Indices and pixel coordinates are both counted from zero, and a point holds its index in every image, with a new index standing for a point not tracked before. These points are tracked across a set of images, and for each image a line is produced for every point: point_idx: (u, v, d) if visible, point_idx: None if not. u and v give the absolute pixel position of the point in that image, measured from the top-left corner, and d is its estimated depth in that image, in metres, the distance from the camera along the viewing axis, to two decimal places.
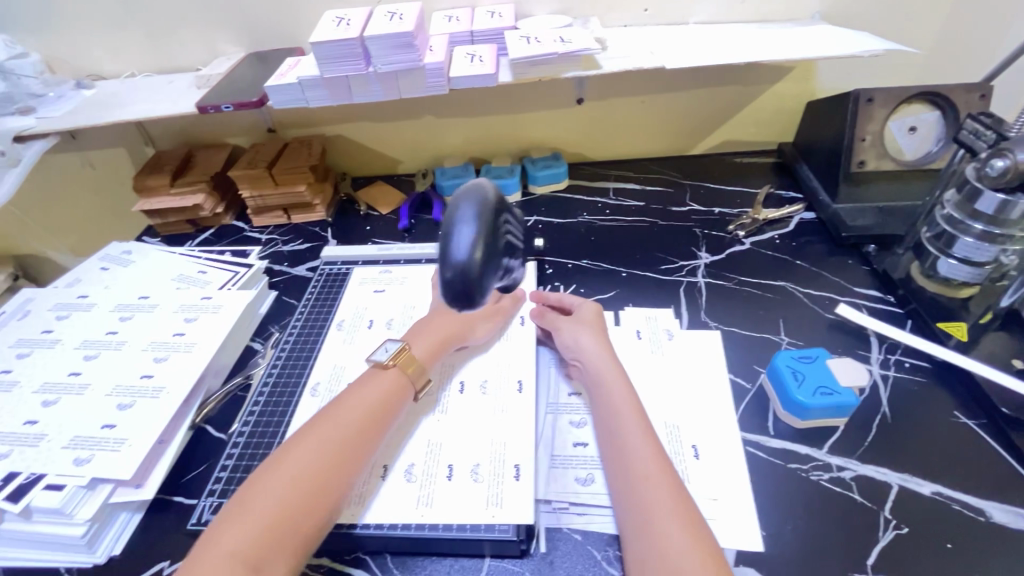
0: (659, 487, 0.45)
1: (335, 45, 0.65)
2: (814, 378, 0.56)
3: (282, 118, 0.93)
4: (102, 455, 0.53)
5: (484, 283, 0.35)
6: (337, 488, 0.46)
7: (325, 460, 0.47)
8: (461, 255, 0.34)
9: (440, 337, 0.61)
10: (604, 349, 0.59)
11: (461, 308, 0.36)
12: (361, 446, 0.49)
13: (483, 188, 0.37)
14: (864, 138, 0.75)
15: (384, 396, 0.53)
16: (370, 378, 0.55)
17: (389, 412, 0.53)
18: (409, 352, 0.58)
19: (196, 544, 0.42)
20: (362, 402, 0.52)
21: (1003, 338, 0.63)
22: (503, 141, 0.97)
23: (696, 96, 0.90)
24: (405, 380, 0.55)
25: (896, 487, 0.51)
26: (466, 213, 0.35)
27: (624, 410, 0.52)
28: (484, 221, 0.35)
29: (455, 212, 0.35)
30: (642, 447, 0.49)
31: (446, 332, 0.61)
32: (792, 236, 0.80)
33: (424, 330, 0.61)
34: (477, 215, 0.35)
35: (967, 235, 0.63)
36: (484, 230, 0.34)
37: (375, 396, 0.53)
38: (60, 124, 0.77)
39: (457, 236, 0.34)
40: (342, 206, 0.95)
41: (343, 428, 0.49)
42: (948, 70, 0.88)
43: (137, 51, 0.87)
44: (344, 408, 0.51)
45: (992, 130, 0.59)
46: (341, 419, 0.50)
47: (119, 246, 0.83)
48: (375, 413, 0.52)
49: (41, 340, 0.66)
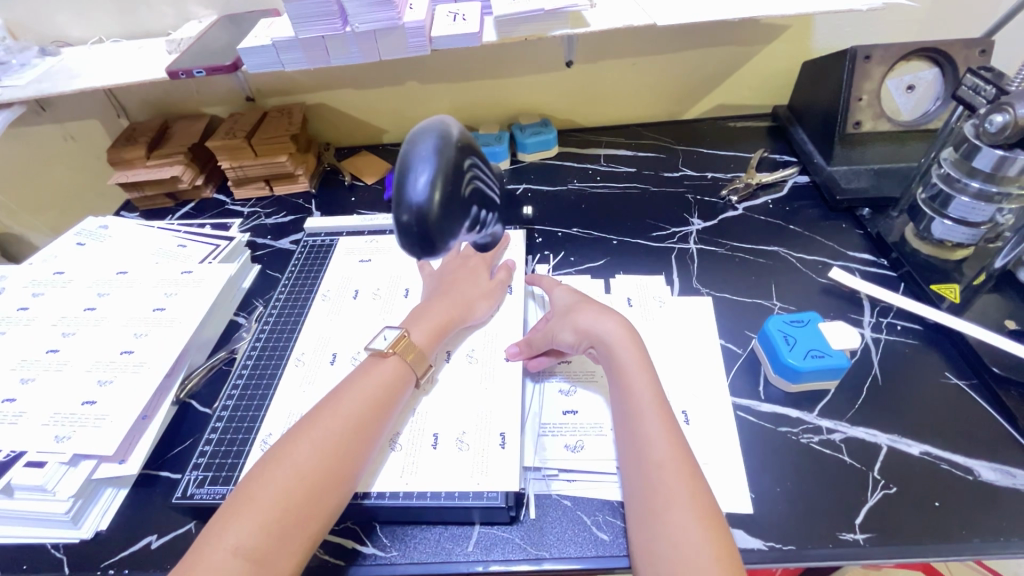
0: (676, 477, 0.43)
1: (310, 4, 0.61)
2: (805, 342, 0.56)
3: (261, 85, 0.89)
4: (83, 431, 0.52)
5: (442, 228, 0.37)
6: (343, 477, 0.44)
7: (328, 450, 0.45)
8: (419, 198, 0.36)
9: (440, 320, 0.58)
10: (616, 319, 0.55)
11: (422, 253, 0.38)
12: (365, 435, 0.47)
13: (446, 126, 0.38)
14: (860, 97, 0.73)
15: (386, 385, 0.50)
16: (369, 367, 0.52)
17: (391, 400, 0.50)
18: (409, 337, 0.55)
19: (197, 541, 0.40)
20: (362, 391, 0.49)
21: (996, 299, 0.62)
22: (490, 107, 0.94)
23: (688, 57, 0.88)
24: (406, 368, 0.52)
25: (886, 448, 0.51)
26: (422, 155, 0.36)
27: (648, 402, 0.48)
28: (441, 161, 0.36)
29: (412, 152, 0.37)
30: (650, 414, 0.47)
31: (444, 310, 0.58)
32: (785, 201, 0.79)
33: (422, 313, 0.58)
34: (435, 154, 0.36)
35: (963, 194, 0.62)
36: (441, 172, 0.36)
37: (377, 384, 0.50)
38: (23, 93, 0.74)
39: (413, 177, 0.36)
40: (326, 177, 0.92)
41: (346, 417, 0.47)
42: (948, 26, 0.85)
43: (103, 15, 0.82)
44: (344, 397, 0.49)
45: (993, 84, 0.57)
46: (341, 409, 0.48)
47: (95, 219, 0.80)
48: (377, 402, 0.49)
49: (17, 316, 0.65)
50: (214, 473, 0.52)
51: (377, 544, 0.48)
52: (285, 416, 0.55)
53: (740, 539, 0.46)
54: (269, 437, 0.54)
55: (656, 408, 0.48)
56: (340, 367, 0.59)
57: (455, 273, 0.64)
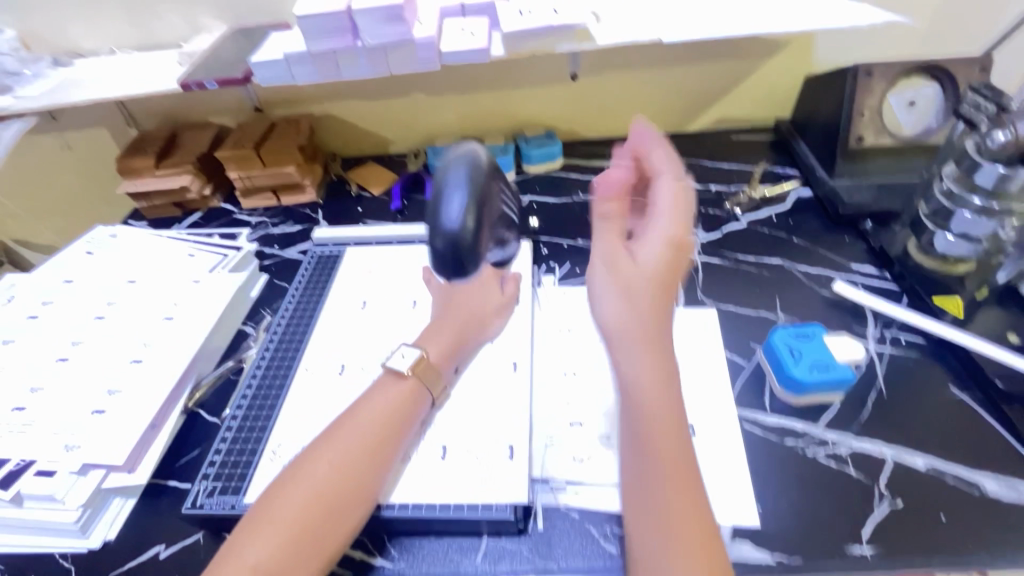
0: (678, 550, 0.40)
1: (322, 18, 0.63)
2: (811, 354, 0.56)
3: (269, 96, 0.91)
4: (93, 440, 0.52)
5: (472, 247, 0.43)
6: (358, 497, 0.45)
7: (344, 469, 0.45)
8: (454, 221, 0.42)
9: (456, 338, 0.57)
10: (615, 291, 0.48)
11: (453, 268, 0.44)
12: (381, 452, 0.48)
13: (474, 155, 0.45)
14: (862, 112, 0.74)
15: (401, 405, 0.50)
16: (384, 386, 0.52)
17: (406, 418, 0.50)
18: (428, 356, 0.54)
19: (216, 556, 0.41)
20: (377, 410, 0.49)
21: (998, 313, 0.63)
22: (496, 119, 0.95)
23: (692, 71, 0.89)
24: (422, 390, 0.52)
25: (891, 461, 0.52)
26: (456, 184, 0.43)
27: (662, 455, 0.44)
28: (471, 189, 0.43)
29: (448, 181, 0.43)
30: (661, 469, 0.43)
31: (459, 326, 0.57)
32: (788, 214, 0.79)
33: (438, 329, 0.57)
34: (466, 182, 0.43)
35: (965, 209, 0.63)
36: (473, 199, 0.42)
37: (393, 403, 0.50)
38: (36, 103, 0.75)
39: (449, 204, 0.42)
40: (333, 187, 0.93)
41: (362, 436, 0.47)
42: (949, 42, 0.86)
43: (116, 27, 0.83)
44: (358, 415, 0.49)
45: (993, 102, 0.58)
46: (357, 427, 0.48)
47: (105, 228, 0.80)
48: (393, 420, 0.49)
49: (27, 325, 0.65)
50: (223, 484, 0.52)
51: (386, 555, 0.48)
52: (294, 426, 0.56)
53: (748, 552, 0.46)
54: (278, 447, 0.54)
55: (663, 421, 0.45)
56: (348, 378, 0.60)
57: None
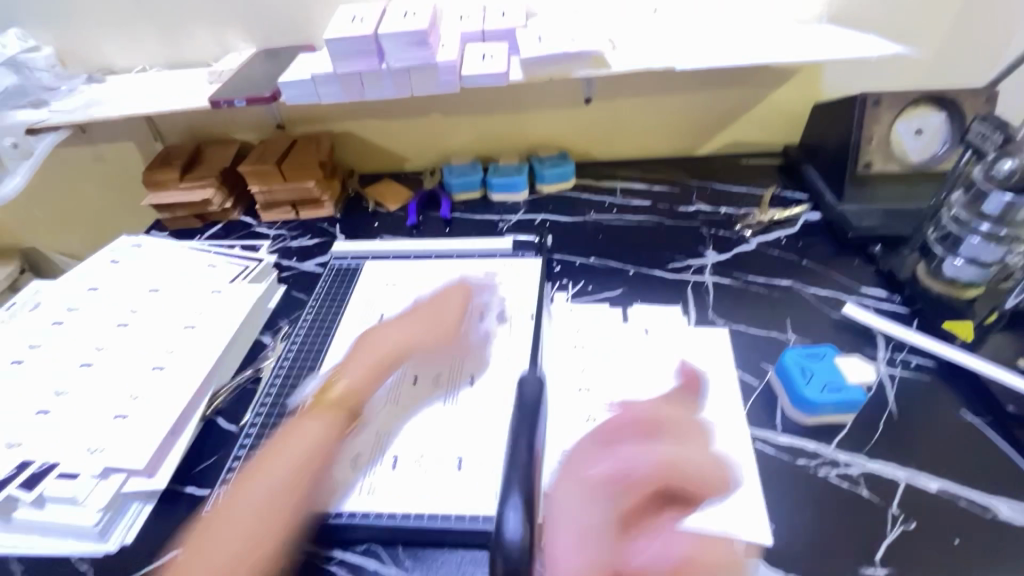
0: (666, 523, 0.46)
1: (350, 42, 0.66)
2: (823, 375, 0.57)
3: (293, 114, 0.94)
4: (114, 445, 0.54)
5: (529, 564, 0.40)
6: (266, 536, 0.45)
7: (248, 527, 0.45)
8: (512, 534, 0.41)
9: (369, 363, 0.59)
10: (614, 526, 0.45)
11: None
12: (291, 489, 0.48)
13: (506, 491, 0.44)
14: (870, 139, 0.76)
15: (313, 440, 0.52)
16: (297, 423, 0.53)
17: (316, 451, 0.51)
18: (335, 391, 0.56)
19: None
20: (290, 447, 0.51)
21: (1008, 338, 0.63)
22: (512, 140, 0.97)
23: (701, 97, 0.92)
24: (335, 422, 0.54)
25: (903, 482, 0.52)
26: (512, 501, 0.43)
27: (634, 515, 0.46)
28: (525, 507, 0.43)
29: (505, 501, 0.43)
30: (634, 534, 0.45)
31: (377, 357, 0.60)
32: (798, 236, 0.81)
33: (356, 358, 0.60)
34: (519, 503, 0.43)
35: (973, 236, 0.64)
36: (526, 516, 0.42)
37: (306, 440, 0.52)
38: (70, 117, 0.78)
39: (506, 519, 0.42)
40: (350, 203, 0.95)
41: (270, 488, 0.48)
42: (953, 74, 0.88)
43: (149, 46, 0.87)
44: (273, 456, 0.50)
45: (999, 131, 0.60)
46: (263, 480, 0.49)
47: (129, 238, 0.83)
48: (305, 454, 0.51)
49: (52, 331, 0.67)
50: None
51: (399, 566, 0.48)
52: None
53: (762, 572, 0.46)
54: None
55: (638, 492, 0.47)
56: None
57: (399, 315, 0.66)
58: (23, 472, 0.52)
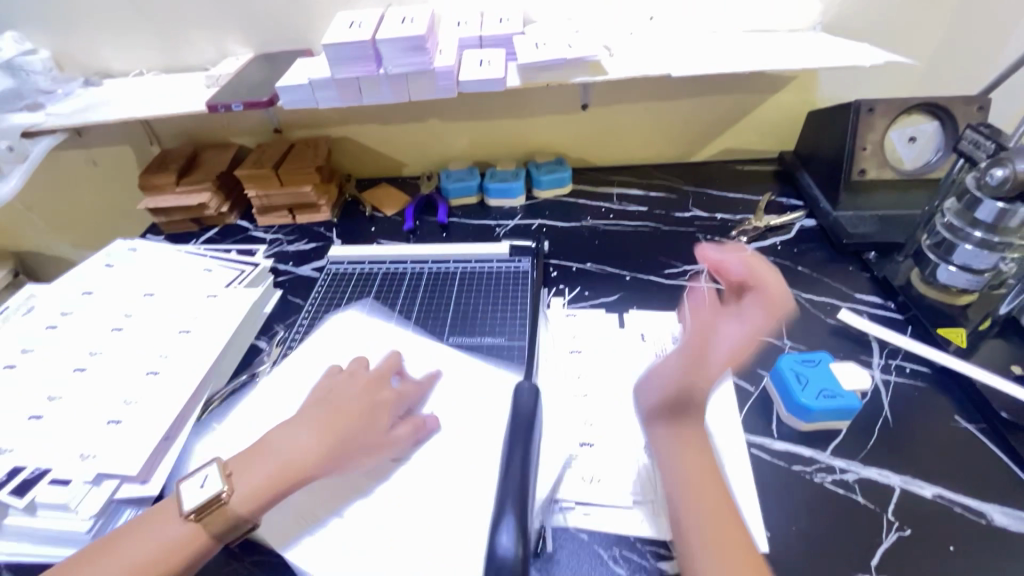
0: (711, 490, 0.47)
1: (348, 47, 0.66)
2: (818, 382, 0.57)
3: (290, 118, 0.94)
4: (107, 450, 0.53)
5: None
6: None
7: None
8: (503, 550, 0.40)
9: (271, 479, 0.48)
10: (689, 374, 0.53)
11: None
12: None
13: (501, 505, 0.43)
14: (865, 147, 0.77)
15: (173, 544, 0.44)
16: (171, 515, 0.46)
17: (172, 559, 0.44)
18: (227, 498, 0.47)
19: None
20: (152, 540, 0.44)
21: (1002, 344, 0.64)
22: (509, 146, 0.98)
23: (697, 104, 0.92)
24: (204, 536, 0.45)
25: (899, 489, 0.52)
26: (506, 517, 0.42)
27: (700, 480, 0.48)
28: (519, 519, 0.42)
29: (499, 517, 0.43)
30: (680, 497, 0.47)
31: (280, 475, 0.48)
32: (794, 243, 0.81)
33: (262, 460, 0.49)
34: (514, 521, 0.42)
35: (966, 242, 0.65)
36: (520, 532, 0.41)
37: (168, 539, 0.45)
38: (66, 120, 0.78)
39: (499, 536, 0.41)
40: (347, 207, 0.95)
41: (136, 562, 0.43)
42: (946, 82, 0.89)
43: (147, 50, 0.87)
44: (130, 543, 0.44)
45: (991, 140, 0.61)
46: (102, 566, 0.43)
47: (124, 242, 0.82)
48: (157, 561, 0.43)
49: (45, 335, 0.66)
50: None
51: None
52: None
53: None
54: None
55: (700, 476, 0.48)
56: None
57: (338, 401, 0.55)
58: (14, 479, 0.51)
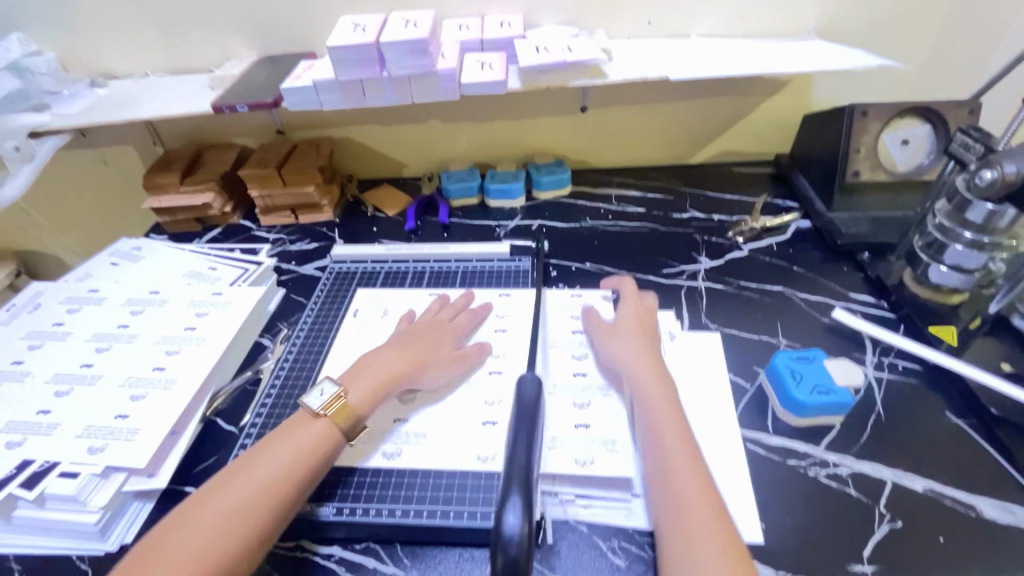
0: (660, 407, 0.52)
1: (353, 50, 0.67)
2: (812, 378, 0.58)
3: (293, 119, 0.95)
4: (115, 444, 0.54)
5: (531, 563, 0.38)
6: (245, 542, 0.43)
7: (217, 533, 0.42)
8: (512, 530, 0.39)
9: (381, 382, 0.56)
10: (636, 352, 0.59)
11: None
12: (278, 491, 0.46)
13: (507, 491, 0.42)
14: (859, 148, 0.78)
15: (310, 446, 0.50)
16: (298, 425, 0.51)
17: (310, 460, 0.49)
18: (346, 400, 0.53)
19: None
20: (286, 449, 0.49)
21: (992, 343, 0.65)
22: (509, 147, 0.99)
23: (695, 106, 0.93)
24: (335, 431, 0.52)
25: (891, 483, 0.53)
26: (512, 500, 0.41)
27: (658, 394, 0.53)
28: (525, 501, 0.41)
29: (504, 500, 0.41)
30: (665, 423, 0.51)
31: (384, 377, 0.56)
32: (789, 243, 0.82)
33: (370, 369, 0.57)
34: (521, 502, 0.41)
35: (956, 243, 0.67)
36: (527, 511, 0.40)
37: (299, 447, 0.49)
38: (72, 121, 0.79)
39: (506, 515, 0.40)
40: (349, 207, 0.96)
41: (270, 476, 0.47)
42: (938, 86, 0.91)
43: (152, 52, 0.88)
44: (266, 457, 0.48)
45: (981, 143, 0.62)
46: (245, 476, 0.46)
47: (129, 241, 0.83)
48: (296, 463, 0.48)
49: (52, 332, 0.67)
50: None
51: (398, 564, 0.49)
52: None
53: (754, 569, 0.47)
54: None
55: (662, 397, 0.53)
56: None
57: (420, 329, 0.63)
58: (24, 472, 0.52)
